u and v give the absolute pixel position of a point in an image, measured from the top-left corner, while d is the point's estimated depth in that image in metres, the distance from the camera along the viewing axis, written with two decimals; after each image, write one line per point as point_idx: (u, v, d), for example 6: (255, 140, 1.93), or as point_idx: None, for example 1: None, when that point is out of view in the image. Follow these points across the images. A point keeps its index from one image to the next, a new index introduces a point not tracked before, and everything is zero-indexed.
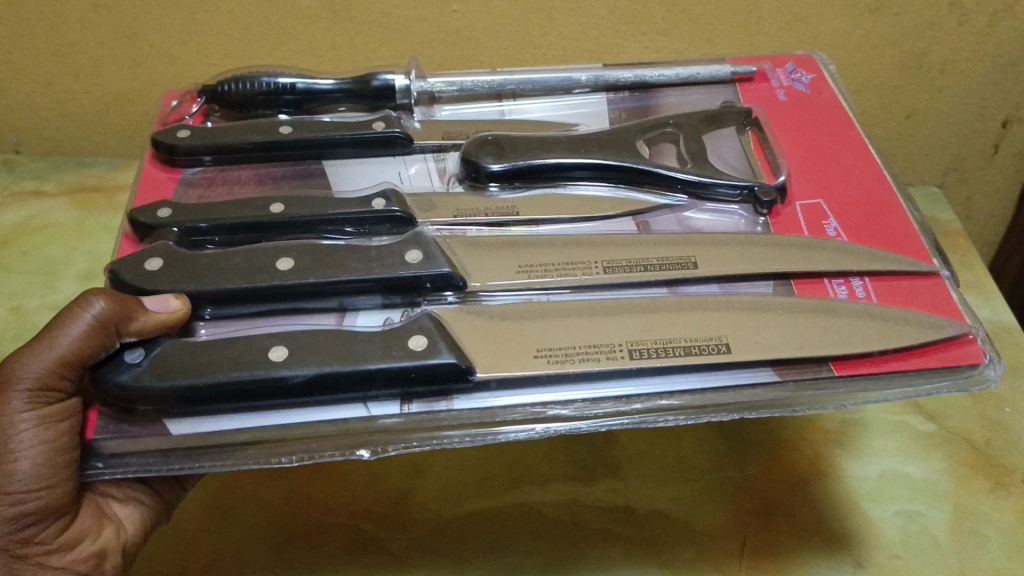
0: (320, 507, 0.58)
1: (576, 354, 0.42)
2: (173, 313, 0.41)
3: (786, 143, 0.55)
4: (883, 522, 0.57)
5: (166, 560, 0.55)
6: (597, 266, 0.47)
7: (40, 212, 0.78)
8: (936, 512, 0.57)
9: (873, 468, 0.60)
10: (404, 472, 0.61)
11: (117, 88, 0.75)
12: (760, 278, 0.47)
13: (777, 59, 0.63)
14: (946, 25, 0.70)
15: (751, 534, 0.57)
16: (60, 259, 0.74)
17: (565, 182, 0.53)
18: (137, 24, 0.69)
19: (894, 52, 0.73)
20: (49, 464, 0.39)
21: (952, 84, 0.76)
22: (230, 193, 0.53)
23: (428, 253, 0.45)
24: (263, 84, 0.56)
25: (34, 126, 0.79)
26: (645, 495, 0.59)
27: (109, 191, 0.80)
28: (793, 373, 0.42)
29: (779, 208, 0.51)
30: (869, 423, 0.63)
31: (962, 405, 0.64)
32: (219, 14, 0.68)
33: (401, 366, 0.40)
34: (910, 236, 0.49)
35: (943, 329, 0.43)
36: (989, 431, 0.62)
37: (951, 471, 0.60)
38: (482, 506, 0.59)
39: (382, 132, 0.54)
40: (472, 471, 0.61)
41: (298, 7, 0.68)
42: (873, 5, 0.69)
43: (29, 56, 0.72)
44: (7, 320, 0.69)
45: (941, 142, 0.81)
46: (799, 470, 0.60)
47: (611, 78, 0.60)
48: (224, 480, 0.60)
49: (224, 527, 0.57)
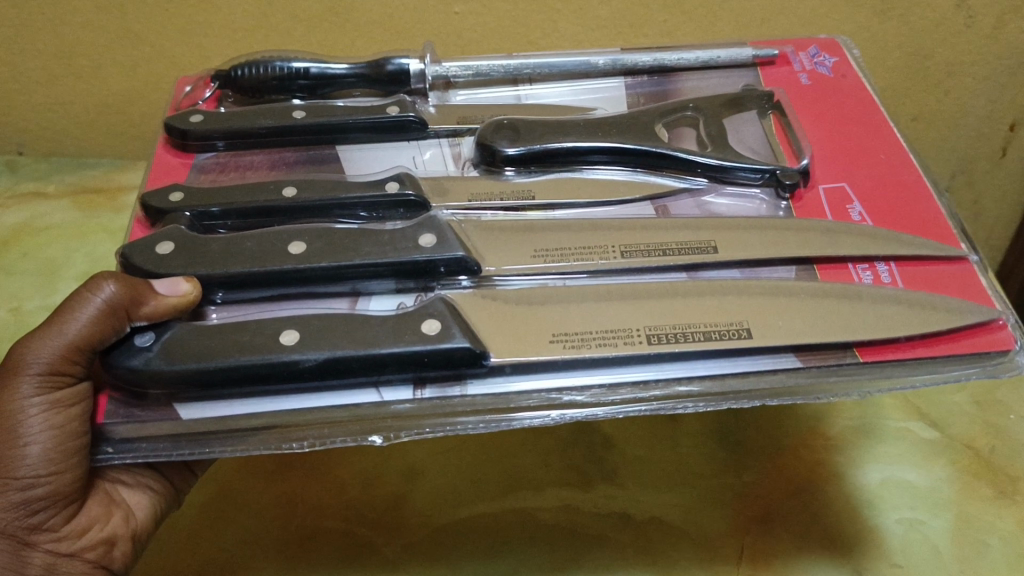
0: (313, 512, 0.58)
1: (593, 338, 0.41)
2: (183, 297, 0.40)
3: (809, 126, 0.54)
4: (885, 530, 0.55)
5: (162, 560, 0.55)
6: (615, 250, 0.45)
7: (40, 213, 0.77)
8: (938, 521, 0.56)
9: (874, 475, 0.59)
10: (401, 475, 0.60)
11: (122, 90, 0.75)
12: (782, 263, 0.46)
13: (799, 42, 0.62)
14: (953, 26, 0.68)
15: (750, 541, 0.55)
16: (60, 259, 0.73)
17: (580, 167, 0.52)
18: (142, 27, 0.69)
19: (900, 56, 0.71)
20: (59, 450, 0.39)
21: (959, 87, 0.74)
22: (243, 178, 0.52)
23: (442, 236, 0.44)
24: (275, 69, 0.56)
25: (40, 127, 0.79)
26: (643, 503, 0.58)
27: (110, 194, 0.79)
28: (817, 359, 0.41)
29: (802, 192, 0.50)
30: (872, 431, 0.62)
31: (966, 413, 0.63)
32: (222, 13, 0.68)
33: (413, 350, 0.39)
34: (938, 219, 0.48)
35: (973, 314, 0.42)
36: (993, 438, 0.61)
37: (952, 479, 0.58)
38: (478, 510, 0.58)
39: (397, 117, 0.53)
40: (467, 473, 0.60)
41: (302, 7, 0.67)
42: (879, 7, 0.67)
43: (33, 57, 0.72)
44: (6, 321, 0.68)
45: (947, 146, 0.80)
46: (802, 473, 0.59)
47: (629, 62, 0.58)
48: (221, 481, 0.59)
49: (220, 528, 0.57)
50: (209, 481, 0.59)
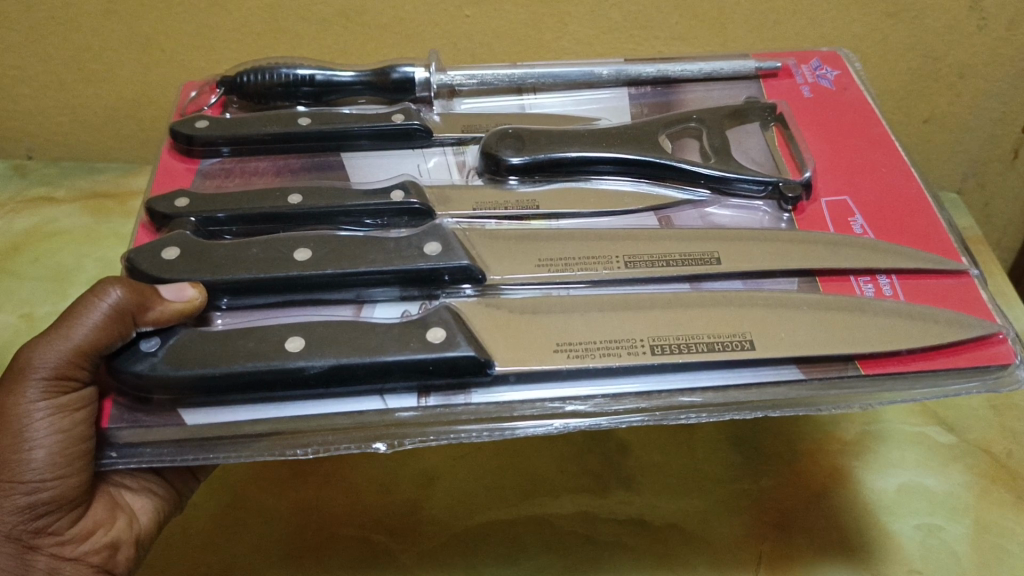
0: (330, 518, 0.58)
1: (597, 348, 0.41)
2: (190, 302, 0.41)
3: (812, 139, 0.54)
4: (902, 536, 0.55)
5: (175, 566, 0.55)
6: (618, 260, 0.46)
7: (52, 219, 0.77)
8: (957, 526, 0.56)
9: (892, 480, 0.59)
10: (416, 483, 0.60)
11: (129, 96, 0.75)
12: (785, 275, 0.46)
13: (801, 55, 0.62)
14: (967, 28, 0.69)
15: (768, 547, 0.55)
16: (71, 265, 0.73)
17: (588, 177, 0.52)
18: (151, 33, 0.69)
19: (913, 54, 0.72)
20: (65, 454, 0.39)
21: (972, 89, 0.74)
22: (249, 184, 0.52)
23: (447, 245, 0.44)
24: (282, 76, 0.56)
25: (48, 132, 0.79)
26: (660, 508, 0.58)
27: (122, 198, 0.79)
28: (818, 372, 0.41)
29: (804, 205, 0.50)
30: (888, 435, 0.62)
31: (982, 416, 0.63)
32: (231, 19, 0.68)
33: (418, 358, 0.39)
34: (939, 233, 0.48)
35: (973, 328, 0.42)
36: (1010, 441, 0.61)
37: (971, 484, 0.58)
38: (494, 517, 0.58)
39: (402, 125, 0.53)
40: (482, 480, 0.60)
41: (311, 12, 0.68)
42: (892, 8, 0.68)
43: (42, 62, 0.72)
44: (18, 327, 0.67)
45: (960, 147, 0.80)
46: (816, 480, 0.59)
47: (633, 73, 0.59)
48: (237, 489, 0.59)
49: (234, 534, 0.57)
50: (223, 491, 0.59)
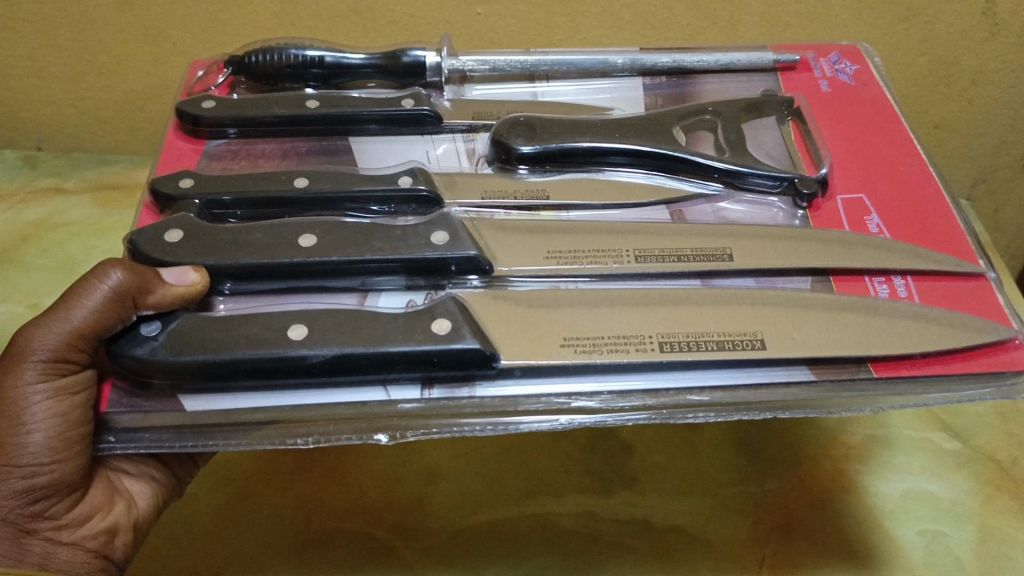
0: (331, 513, 0.57)
1: (604, 344, 0.40)
2: (191, 287, 0.40)
3: (829, 135, 0.53)
4: (906, 543, 0.55)
5: (176, 560, 0.55)
6: (629, 254, 0.45)
7: (61, 209, 0.75)
8: (961, 533, 0.55)
9: (897, 486, 0.58)
10: (419, 479, 0.59)
11: (136, 81, 0.74)
12: (799, 273, 0.45)
13: (820, 49, 0.61)
14: (981, 33, 0.68)
15: (770, 552, 0.55)
16: (81, 256, 0.71)
17: (600, 168, 0.51)
18: (158, 18, 0.68)
19: (925, 60, 0.71)
20: (62, 437, 0.38)
21: (986, 94, 0.73)
22: (255, 166, 0.51)
23: (455, 235, 0.44)
24: (291, 57, 0.55)
25: (55, 119, 0.78)
26: (665, 509, 0.58)
27: (130, 189, 0.78)
28: (830, 373, 0.41)
29: (820, 202, 0.49)
30: (893, 441, 0.61)
31: (987, 421, 0.62)
32: (240, 8, 0.67)
33: (424, 350, 0.39)
34: (957, 235, 0.47)
35: (989, 333, 0.41)
36: (1016, 449, 0.60)
37: (976, 491, 0.58)
38: (496, 514, 0.57)
39: (411, 110, 0.52)
40: (485, 478, 0.59)
41: (322, 4, 0.67)
42: (904, 13, 0.67)
43: (48, 47, 0.71)
44: (25, 317, 0.66)
45: (973, 153, 0.79)
46: (821, 486, 0.58)
47: (648, 62, 0.57)
48: (238, 483, 0.59)
49: (235, 529, 0.56)
50: (226, 485, 0.59)
